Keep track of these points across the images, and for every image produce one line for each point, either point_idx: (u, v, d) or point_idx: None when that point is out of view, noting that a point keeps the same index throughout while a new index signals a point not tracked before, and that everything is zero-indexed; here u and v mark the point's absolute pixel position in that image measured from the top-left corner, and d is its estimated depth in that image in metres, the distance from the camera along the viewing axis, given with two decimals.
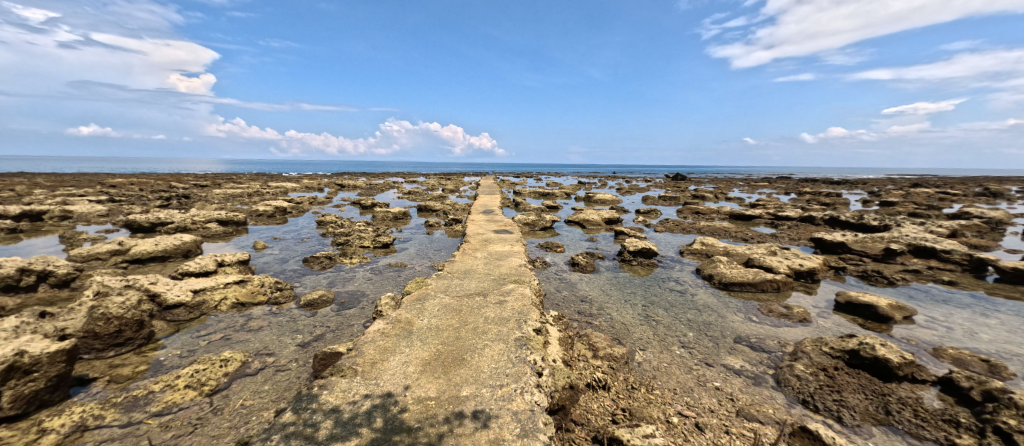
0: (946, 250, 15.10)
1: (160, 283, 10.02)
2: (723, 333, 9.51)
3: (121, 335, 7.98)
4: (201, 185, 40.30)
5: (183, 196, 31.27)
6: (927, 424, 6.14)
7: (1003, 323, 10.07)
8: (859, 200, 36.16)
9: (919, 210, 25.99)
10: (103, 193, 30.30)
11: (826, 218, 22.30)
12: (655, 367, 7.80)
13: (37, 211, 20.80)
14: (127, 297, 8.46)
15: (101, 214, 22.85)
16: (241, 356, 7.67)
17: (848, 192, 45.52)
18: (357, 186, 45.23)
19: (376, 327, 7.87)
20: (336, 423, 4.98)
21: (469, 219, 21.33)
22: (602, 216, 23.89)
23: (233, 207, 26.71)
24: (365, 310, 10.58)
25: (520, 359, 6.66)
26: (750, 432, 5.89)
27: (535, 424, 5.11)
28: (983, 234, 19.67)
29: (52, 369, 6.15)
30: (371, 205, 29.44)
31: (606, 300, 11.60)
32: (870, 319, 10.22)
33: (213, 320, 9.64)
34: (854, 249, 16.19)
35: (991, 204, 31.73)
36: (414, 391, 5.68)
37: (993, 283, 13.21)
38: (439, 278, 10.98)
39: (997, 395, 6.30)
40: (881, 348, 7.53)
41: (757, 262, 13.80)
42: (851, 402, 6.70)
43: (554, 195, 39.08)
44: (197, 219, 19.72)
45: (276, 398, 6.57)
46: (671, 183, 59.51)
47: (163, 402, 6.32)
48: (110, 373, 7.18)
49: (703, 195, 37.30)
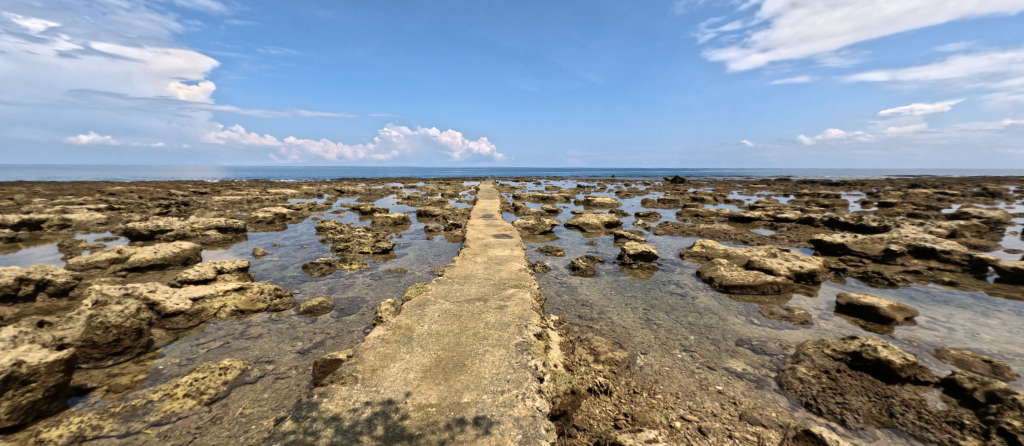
0: (946, 250, 15.11)
1: (160, 291, 9.94)
2: (724, 336, 9.50)
3: (120, 344, 7.93)
4: (202, 192, 40.62)
5: (184, 203, 31.36)
6: (931, 426, 6.10)
7: (1003, 323, 10.07)
8: (857, 201, 36.53)
9: (919, 211, 26.04)
10: (102, 200, 30.38)
11: (825, 218, 22.34)
12: (656, 371, 7.75)
13: (36, 220, 20.83)
14: (126, 305, 8.38)
15: (100, 222, 22.82)
16: (241, 363, 7.65)
17: (847, 193, 46.60)
18: (357, 192, 45.37)
19: (376, 333, 7.81)
20: (337, 431, 4.94)
21: (469, 223, 21.34)
22: (602, 219, 23.96)
23: (232, 214, 26.91)
24: (365, 316, 10.54)
25: (520, 364, 6.62)
26: (754, 436, 5.85)
27: (536, 430, 5.06)
28: (982, 233, 19.75)
29: (50, 379, 6.11)
30: (371, 210, 29.59)
31: (606, 304, 11.56)
32: (871, 319, 10.22)
33: (213, 328, 9.60)
34: (855, 250, 16.16)
35: (990, 205, 32.04)
36: (414, 398, 5.64)
37: (994, 283, 13.21)
38: (439, 283, 10.93)
39: (1000, 397, 6.24)
40: (883, 349, 7.49)
41: (758, 264, 13.80)
42: (855, 404, 6.67)
43: (554, 198, 39.44)
44: (197, 226, 19.74)
45: (276, 406, 6.53)
46: (671, 183, 64.64)
47: (161, 411, 6.26)
48: (108, 382, 7.12)
49: (703, 197, 37.92)
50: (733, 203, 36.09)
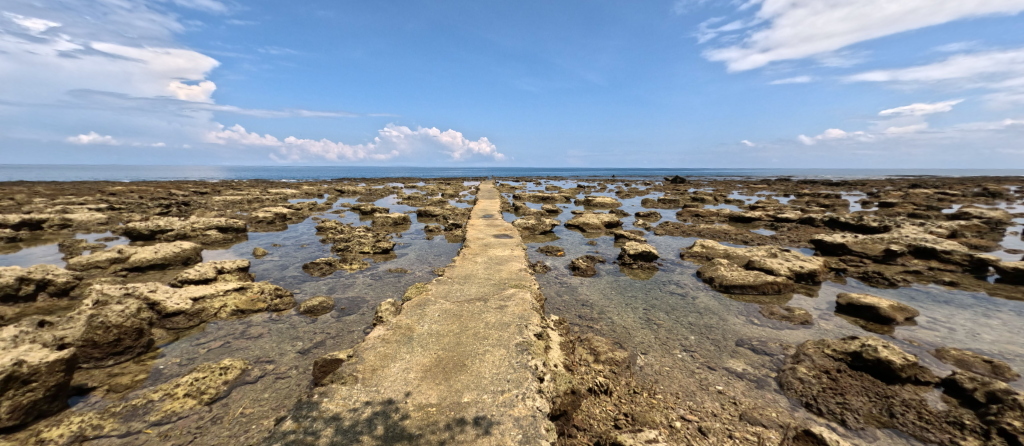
0: (946, 250, 15.10)
1: (160, 290, 9.96)
2: (724, 336, 9.49)
3: (120, 344, 7.94)
4: (202, 192, 40.67)
5: (184, 203, 31.39)
6: (932, 426, 6.09)
7: (1004, 323, 10.05)
8: (858, 201, 36.51)
9: (919, 211, 26.05)
10: (102, 200, 30.38)
11: (825, 218, 22.35)
12: (656, 371, 7.75)
13: (37, 220, 20.86)
14: (126, 305, 8.38)
15: (100, 222, 22.83)
16: (241, 363, 7.65)
17: (847, 193, 46.47)
18: (357, 192, 45.41)
19: (376, 333, 7.82)
20: (337, 430, 4.94)
21: (469, 224, 21.34)
22: (602, 219, 23.96)
23: (233, 214, 26.95)
24: (365, 316, 10.54)
25: (520, 364, 6.62)
26: (754, 436, 5.85)
27: (536, 430, 5.06)
28: (983, 233, 19.74)
29: (51, 379, 6.12)
30: (371, 210, 29.60)
31: (607, 304, 11.56)
32: (872, 320, 10.22)
33: (213, 327, 9.60)
34: (855, 250, 16.16)
35: (990, 205, 32.03)
36: (414, 398, 5.64)
37: (994, 283, 13.20)
38: (439, 283, 10.94)
39: (1001, 397, 6.24)
40: (883, 349, 7.49)
41: (758, 264, 13.79)
42: (855, 404, 6.67)
43: (554, 198, 39.45)
44: (197, 226, 19.76)
45: (276, 406, 6.53)
46: (670, 184, 64.56)
47: (162, 411, 6.27)
48: (109, 382, 7.13)
49: (703, 197, 37.88)
50: (733, 203, 36.07)
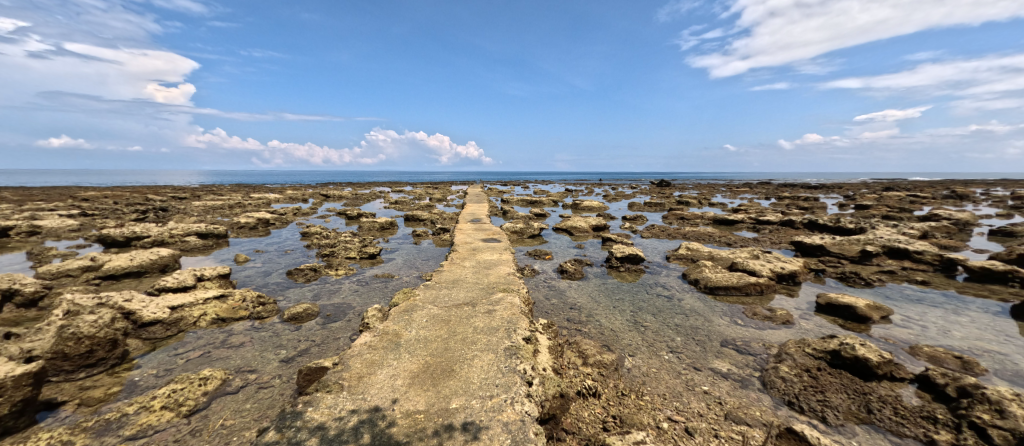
0: (918, 250, 15.73)
1: (135, 300, 9.60)
2: (710, 337, 9.66)
3: (92, 356, 7.58)
4: (182, 197, 39.70)
5: (162, 208, 30.23)
6: (907, 421, 6.30)
7: (973, 320, 10.50)
8: (835, 203, 37.82)
9: (893, 212, 27.12)
10: (73, 206, 29.11)
11: (805, 221, 23.03)
12: (644, 373, 7.84)
13: (2, 227, 19.83)
14: (99, 315, 8.07)
15: (71, 229, 21.90)
16: (221, 373, 7.43)
17: (825, 195, 47.90)
18: (343, 196, 44.70)
19: (363, 339, 7.70)
20: (322, 440, 4.85)
21: (458, 228, 21.23)
22: (590, 222, 24.13)
23: (213, 219, 26.17)
24: (351, 322, 10.36)
25: (509, 369, 6.61)
26: (739, 435, 5.98)
27: (525, 434, 5.07)
28: (952, 235, 20.62)
29: (17, 394, 5.82)
30: (358, 215, 29.18)
31: (595, 307, 11.65)
32: (849, 319, 10.54)
33: (192, 337, 9.30)
34: (833, 251, 16.66)
35: (957, 206, 33.55)
36: (402, 405, 5.58)
37: (963, 282, 13.79)
38: (427, 288, 10.83)
39: (970, 391, 6.51)
40: (861, 348, 7.74)
41: (741, 266, 14.11)
42: (835, 402, 6.86)
43: (542, 202, 39.65)
44: (175, 232, 19.12)
45: (258, 416, 6.35)
46: (656, 187, 65.52)
47: (137, 425, 6.03)
48: (80, 396, 6.82)
49: (688, 200, 38.61)
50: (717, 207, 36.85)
